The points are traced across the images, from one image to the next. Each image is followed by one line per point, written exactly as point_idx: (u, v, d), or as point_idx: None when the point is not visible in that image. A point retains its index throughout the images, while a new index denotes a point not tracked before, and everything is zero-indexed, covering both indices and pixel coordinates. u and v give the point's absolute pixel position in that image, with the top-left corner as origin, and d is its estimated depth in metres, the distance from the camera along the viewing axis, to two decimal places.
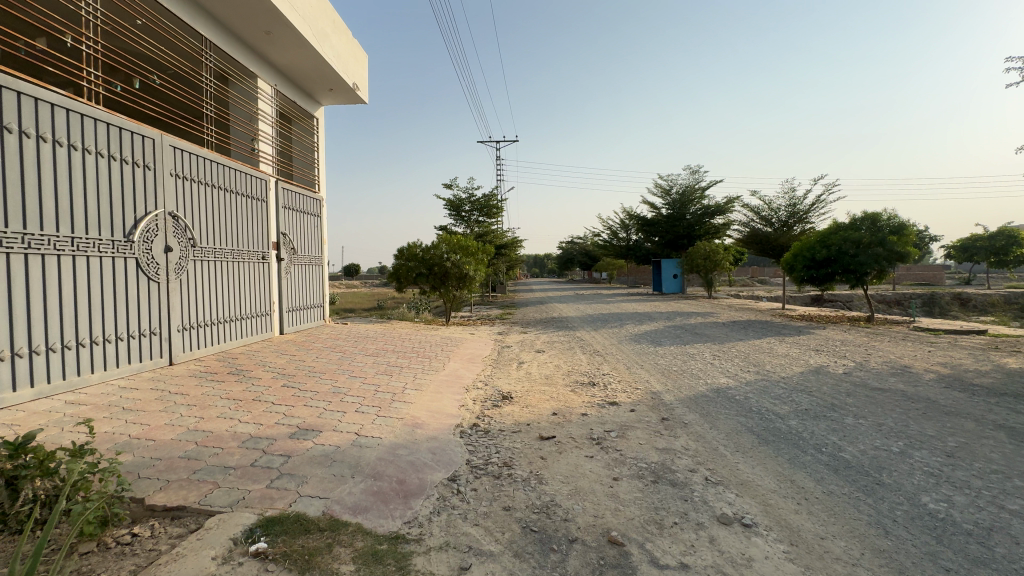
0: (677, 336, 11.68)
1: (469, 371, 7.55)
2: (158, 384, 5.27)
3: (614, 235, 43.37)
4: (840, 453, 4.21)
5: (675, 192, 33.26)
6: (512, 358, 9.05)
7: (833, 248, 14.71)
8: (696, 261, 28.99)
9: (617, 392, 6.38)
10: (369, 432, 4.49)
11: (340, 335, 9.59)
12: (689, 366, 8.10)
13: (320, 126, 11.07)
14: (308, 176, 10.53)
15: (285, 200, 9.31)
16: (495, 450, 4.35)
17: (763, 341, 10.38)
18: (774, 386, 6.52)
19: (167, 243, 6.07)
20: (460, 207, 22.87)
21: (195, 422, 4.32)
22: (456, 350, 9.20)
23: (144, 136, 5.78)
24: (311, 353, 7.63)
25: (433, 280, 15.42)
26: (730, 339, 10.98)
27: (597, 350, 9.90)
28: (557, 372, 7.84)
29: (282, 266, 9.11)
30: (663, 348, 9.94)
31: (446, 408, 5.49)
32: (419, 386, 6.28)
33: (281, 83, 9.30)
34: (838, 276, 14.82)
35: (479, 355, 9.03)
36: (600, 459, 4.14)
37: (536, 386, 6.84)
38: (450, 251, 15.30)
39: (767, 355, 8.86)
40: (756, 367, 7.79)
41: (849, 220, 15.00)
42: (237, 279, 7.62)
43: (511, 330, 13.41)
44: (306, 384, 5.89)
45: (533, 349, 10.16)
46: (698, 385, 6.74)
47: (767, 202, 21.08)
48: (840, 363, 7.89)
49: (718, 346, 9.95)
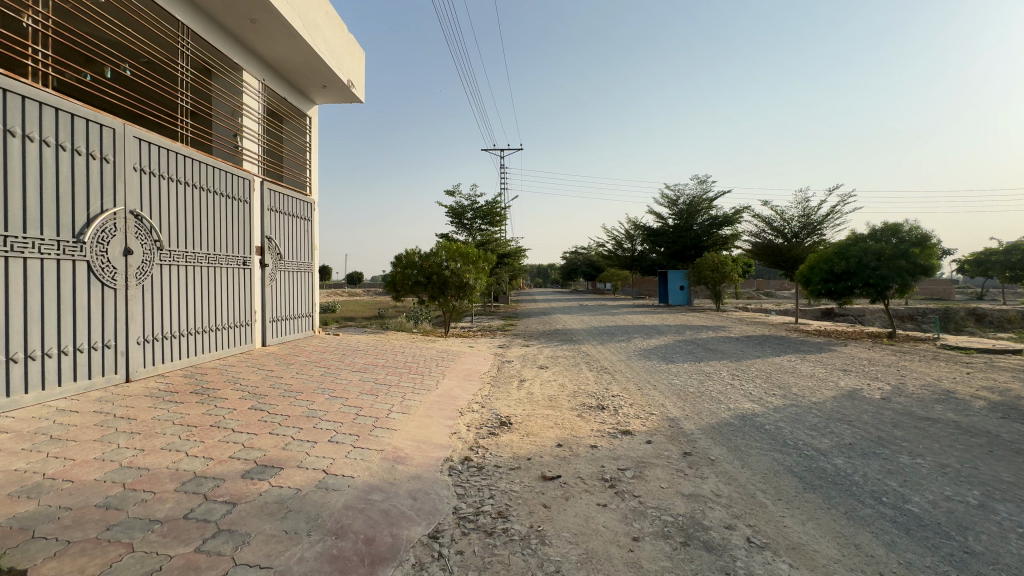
0: (690, 352, 10.93)
1: (465, 391, 6.86)
2: (104, 406, 4.58)
3: (619, 245, 42.70)
4: (906, 505, 3.47)
5: (682, 203, 32.67)
6: (513, 375, 8.35)
7: (852, 260, 13.99)
8: (703, 273, 28.26)
9: (631, 418, 5.66)
10: (340, 469, 3.79)
11: (327, 347, 8.91)
12: (707, 387, 7.36)
13: (314, 125, 10.52)
14: (299, 177, 9.96)
15: (272, 202, 8.72)
16: (488, 495, 3.63)
17: (784, 360, 9.63)
18: (807, 415, 5.77)
19: (127, 245, 5.43)
20: (462, 215, 22.27)
21: (132, 457, 3.62)
22: (452, 366, 8.51)
23: (102, 125, 5.16)
24: (291, 368, 6.95)
25: (432, 288, 14.78)
26: (747, 356, 10.24)
27: (604, 367, 9.17)
28: (562, 393, 7.13)
29: (266, 272, 8.47)
30: (676, 365, 9.20)
31: (435, 436, 4.79)
32: (407, 409, 5.57)
33: (270, 78, 8.75)
34: (857, 290, 14.08)
35: (477, 371, 8.33)
36: (615, 509, 3.41)
37: (539, 410, 6.13)
38: (449, 258, 14.68)
39: (792, 375, 8.11)
40: (782, 390, 7.05)
41: (868, 232, 14.32)
42: (212, 286, 6.96)
43: (512, 343, 12.72)
44: (278, 406, 5.19)
45: (536, 364, 9.45)
46: (720, 411, 6.01)
47: (779, 213, 20.40)
48: (874, 387, 7.14)
49: (736, 364, 9.22)
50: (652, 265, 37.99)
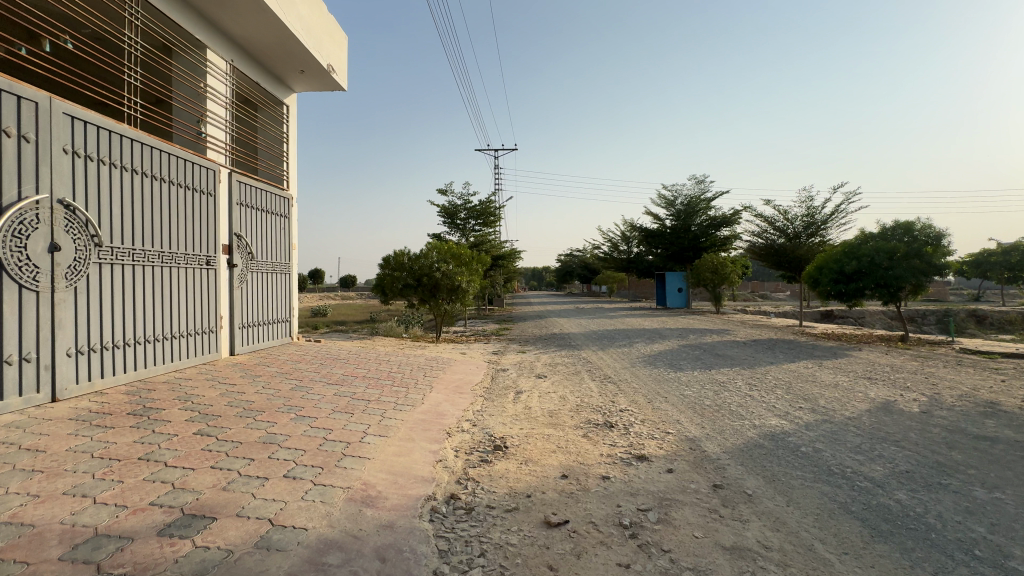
0: (698, 358, 10.20)
1: (454, 406, 6.07)
2: (10, 435, 3.75)
3: (615, 247, 42.07)
4: (1009, 562, 2.73)
5: (680, 203, 32.09)
6: (508, 386, 7.58)
7: (864, 259, 13.33)
8: (702, 274, 27.65)
9: (645, 440, 4.89)
10: (291, 518, 2.99)
11: (304, 356, 8.08)
12: (725, 399, 6.61)
13: (293, 115, 9.74)
14: (276, 170, 9.18)
15: (242, 196, 7.91)
16: (478, 551, 2.85)
17: (801, 367, 8.91)
18: (846, 434, 5.04)
19: (55, 240, 4.63)
20: (455, 215, 21.47)
21: (19, 507, 2.80)
22: (442, 376, 7.72)
23: (23, 97, 4.35)
24: (257, 382, 6.12)
25: (422, 291, 13.96)
26: (760, 362, 9.53)
27: (608, 376, 8.42)
28: (563, 407, 6.36)
29: (236, 274, 7.64)
30: (686, 374, 8.45)
31: (416, 467, 4.00)
32: (385, 431, 4.77)
33: (239, 59, 7.97)
34: (868, 292, 13.42)
35: (468, 382, 7.55)
36: (642, 572, 2.65)
37: (538, 428, 5.35)
38: (441, 259, 13.89)
39: (814, 385, 7.39)
40: (808, 402, 6.33)
41: (879, 231, 13.71)
42: (165, 288, 6.14)
43: (507, 349, 11.94)
44: (231, 430, 4.38)
45: (533, 373, 8.68)
46: (745, 430, 5.26)
47: (782, 212, 19.79)
48: (910, 399, 6.45)
49: (750, 372, 8.49)
50: (648, 266, 37.41)
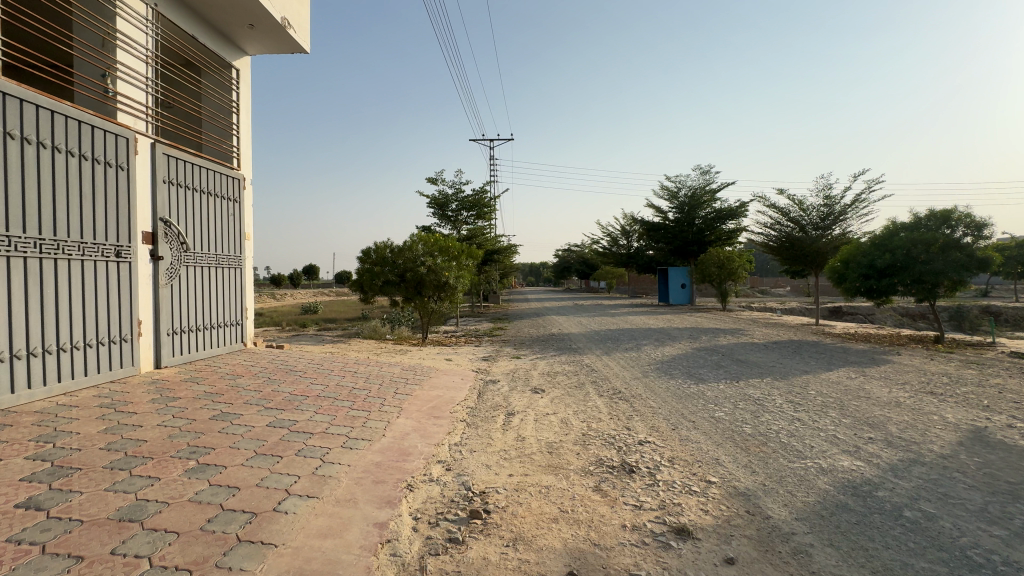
0: (720, 365, 8.82)
1: (424, 438, 4.69)
2: None
3: (615, 242, 40.64)
4: None
5: (683, 195, 30.66)
6: (496, 405, 6.19)
7: (898, 252, 11.94)
8: (708, 269, 26.33)
9: (681, 499, 3.50)
10: None
11: (251, 368, 6.67)
12: (769, 425, 5.24)
13: (245, 82, 8.27)
14: (223, 145, 7.79)
15: (172, 173, 6.48)
16: None
17: (844, 378, 7.58)
18: (957, 486, 3.66)
19: None
20: (446, 206, 19.96)
21: None
22: (416, 392, 6.32)
23: None
24: (169, 409, 4.71)
25: (406, 288, 12.54)
26: (794, 371, 8.16)
27: (618, 390, 7.03)
28: (565, 437, 4.97)
29: (162, 268, 6.21)
30: (710, 388, 7.07)
31: (344, 562, 2.61)
32: (318, 489, 3.38)
33: (168, 6, 6.48)
34: (901, 287, 12.05)
35: (449, 401, 6.15)
36: None
37: (532, 474, 3.97)
38: (426, 252, 12.46)
39: (871, 405, 6.02)
40: (877, 431, 4.97)
41: (910, 220, 12.39)
42: (48, 288, 4.71)
43: (500, 353, 10.56)
44: (78, 496, 2.97)
45: (528, 386, 7.30)
46: (813, 477, 3.88)
47: (797, 202, 18.41)
48: (1003, 425, 5.11)
49: (786, 385, 7.13)
50: (649, 262, 36.03)
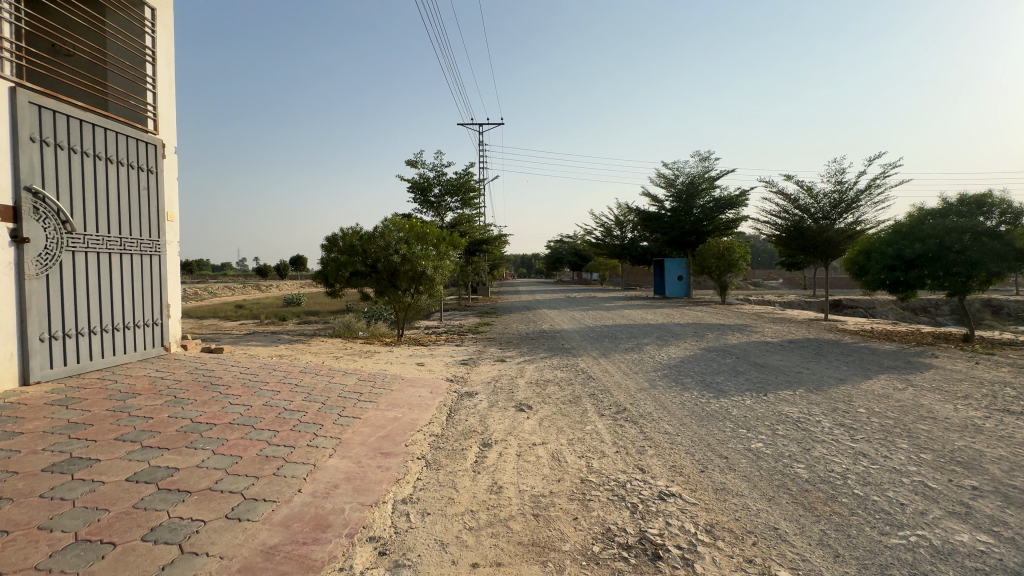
0: (738, 372, 7.53)
1: (357, 493, 3.31)
2: None
3: (608, 232, 39.31)
4: None
5: (680, 183, 29.29)
6: (469, 431, 4.84)
7: (929, 241, 10.67)
8: (706, 261, 25.14)
9: None
10: None
11: (159, 384, 5.22)
12: (828, 466, 3.92)
13: (162, 25, 6.72)
14: (134, 102, 6.29)
15: (48, 131, 5.01)
16: None
17: (890, 391, 6.31)
18: None
19: None
20: (428, 190, 18.38)
21: None
22: (367, 415, 4.93)
23: None
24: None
25: (378, 280, 11.10)
26: (826, 379, 6.91)
27: (623, 406, 5.70)
28: (557, 486, 3.61)
29: (29, 254, 4.76)
30: (734, 403, 5.78)
31: None
32: None
33: None
34: (930, 281, 10.80)
35: (408, 426, 4.75)
36: None
37: (507, 565, 2.61)
38: (402, 240, 10.96)
39: (945, 430, 4.73)
40: (978, 476, 3.67)
41: (940, 206, 11.14)
42: None
43: (482, 355, 9.20)
44: None
45: (511, 402, 5.94)
46: (930, 570, 2.56)
47: (806, 188, 17.15)
48: None
49: (826, 400, 5.87)
50: (645, 253, 34.93)
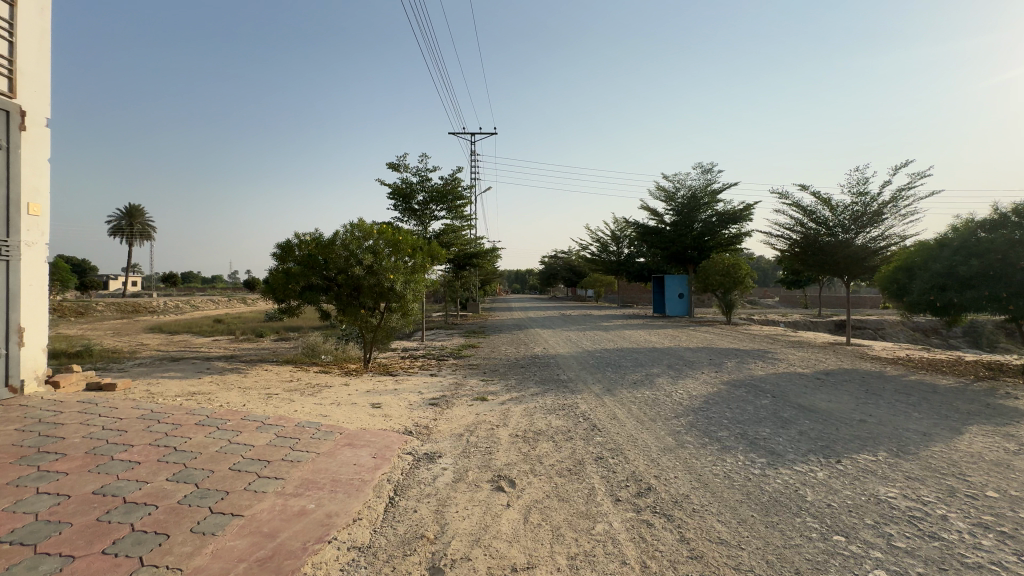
0: (785, 420, 5.84)
1: None
2: None
3: (605, 247, 37.85)
4: None
5: (681, 196, 27.90)
6: (411, 540, 3.06)
7: (988, 257, 9.05)
8: (710, 278, 23.59)
9: None
10: None
11: None
12: None
13: None
14: None
15: None
16: None
17: (1006, 456, 4.61)
18: None
19: None
20: (411, 196, 16.73)
21: None
22: (256, 512, 3.15)
23: None
24: None
25: (340, 296, 9.40)
26: (908, 435, 5.21)
27: (645, 483, 3.98)
28: None
29: None
30: (802, 478, 4.06)
31: None
32: None
33: None
34: (989, 303, 9.18)
35: (313, 534, 2.97)
36: None
37: None
38: (368, 249, 9.26)
39: None
40: None
41: (996, 216, 9.52)
42: None
43: (459, 391, 7.43)
44: None
45: (486, 473, 4.19)
46: None
47: (824, 200, 15.69)
48: None
49: (929, 474, 4.15)
50: (643, 269, 33.56)
